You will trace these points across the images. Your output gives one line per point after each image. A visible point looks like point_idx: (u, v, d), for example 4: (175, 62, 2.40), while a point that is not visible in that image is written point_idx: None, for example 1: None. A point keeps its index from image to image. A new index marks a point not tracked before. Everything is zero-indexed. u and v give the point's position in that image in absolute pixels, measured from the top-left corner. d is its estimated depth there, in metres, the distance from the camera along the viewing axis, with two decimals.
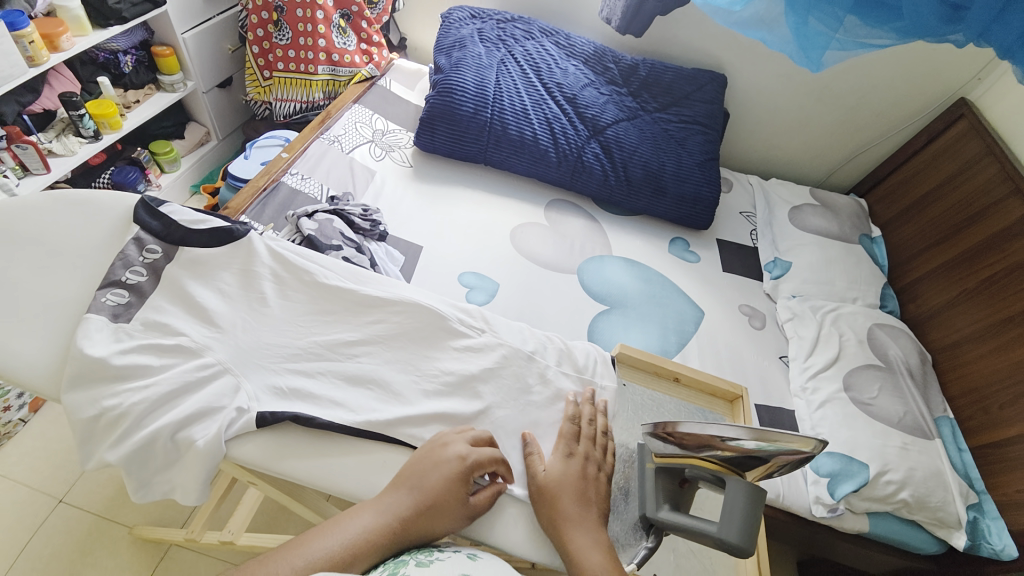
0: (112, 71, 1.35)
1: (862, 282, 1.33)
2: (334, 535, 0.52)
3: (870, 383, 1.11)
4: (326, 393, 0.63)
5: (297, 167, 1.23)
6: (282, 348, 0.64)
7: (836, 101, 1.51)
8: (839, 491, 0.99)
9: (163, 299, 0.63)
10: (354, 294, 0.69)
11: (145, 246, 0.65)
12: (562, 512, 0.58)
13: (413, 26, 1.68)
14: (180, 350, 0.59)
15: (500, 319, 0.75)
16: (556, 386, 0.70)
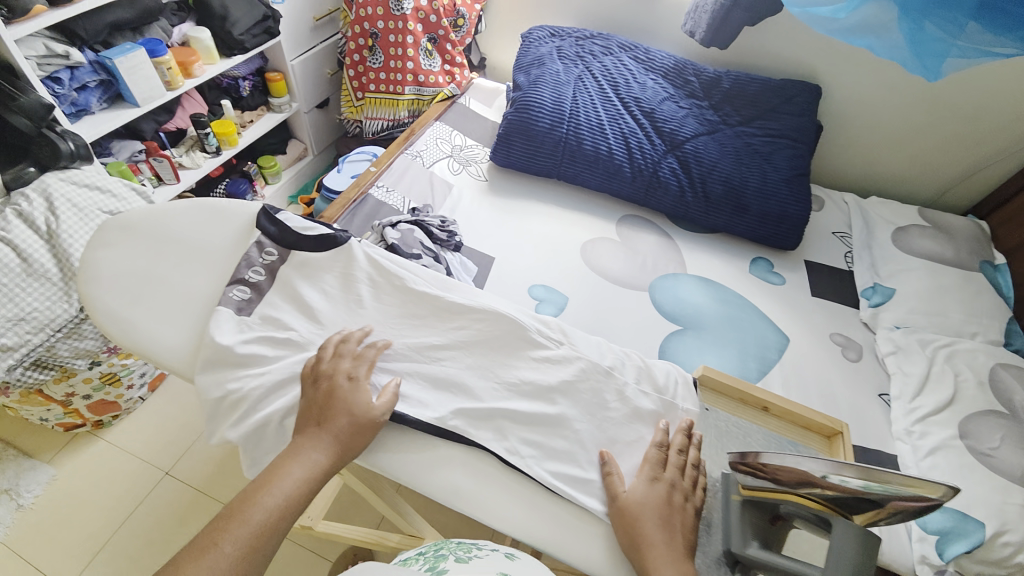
0: (233, 94, 1.52)
1: (983, 315, 1.17)
2: (281, 485, 0.54)
3: (991, 432, 0.97)
4: (415, 393, 0.65)
5: (383, 180, 1.32)
6: (373, 348, 0.67)
7: (950, 112, 1.35)
8: (948, 549, 0.86)
9: (279, 297, 0.69)
10: (437, 298, 0.71)
11: (265, 249, 0.71)
12: (647, 539, 0.56)
13: (493, 47, 1.75)
14: (289, 343, 0.66)
15: (579, 333, 0.74)
16: (635, 405, 0.67)
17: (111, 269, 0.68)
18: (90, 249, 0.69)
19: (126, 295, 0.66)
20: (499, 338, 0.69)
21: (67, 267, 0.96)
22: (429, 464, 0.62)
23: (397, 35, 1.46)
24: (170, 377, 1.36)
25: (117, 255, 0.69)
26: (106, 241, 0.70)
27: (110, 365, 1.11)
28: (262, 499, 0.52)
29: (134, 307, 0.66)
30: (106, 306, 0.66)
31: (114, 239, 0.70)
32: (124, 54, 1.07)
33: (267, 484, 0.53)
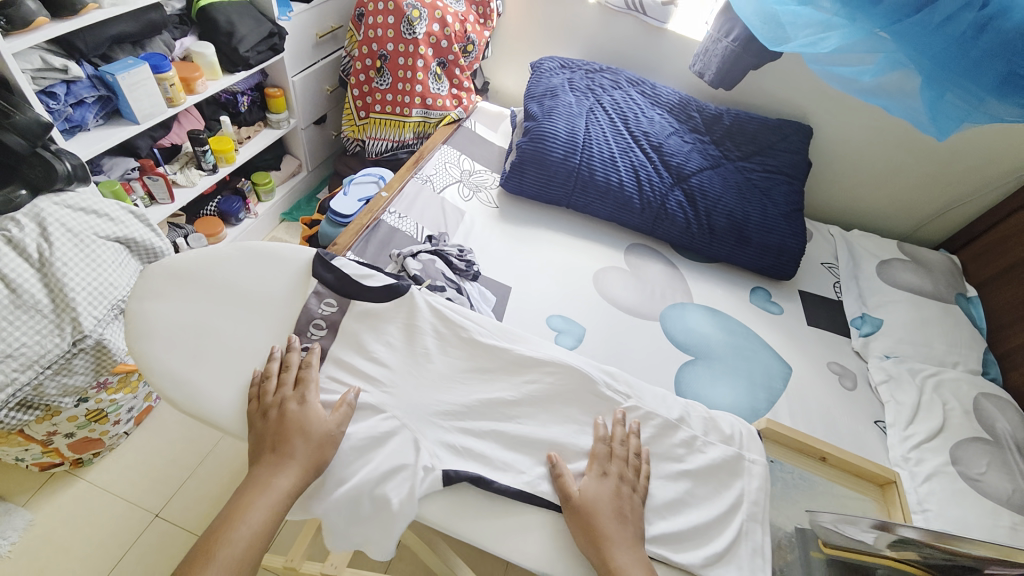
0: (231, 109, 1.45)
1: (962, 346, 1.26)
2: (247, 520, 0.55)
3: (979, 458, 1.04)
4: (496, 455, 0.64)
5: (395, 206, 1.29)
6: (441, 406, 0.66)
7: (925, 156, 1.46)
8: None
9: (344, 352, 0.70)
10: (505, 353, 0.70)
11: (324, 299, 0.72)
12: (602, 535, 0.57)
13: (498, 71, 1.76)
14: (363, 408, 0.65)
15: (640, 382, 0.74)
16: (709, 457, 0.67)
17: (166, 323, 0.67)
18: (141, 300, 0.68)
19: (184, 353, 0.66)
20: (554, 388, 0.69)
21: (60, 298, 0.88)
22: (508, 527, 0.61)
23: (407, 57, 1.45)
24: (158, 410, 1.26)
25: (170, 307, 0.68)
26: (156, 291, 0.69)
27: (98, 401, 1.03)
28: (228, 540, 0.53)
29: (194, 366, 0.66)
30: (165, 365, 0.66)
31: (164, 289, 0.69)
32: (126, 70, 1.00)
33: (231, 522, 0.54)
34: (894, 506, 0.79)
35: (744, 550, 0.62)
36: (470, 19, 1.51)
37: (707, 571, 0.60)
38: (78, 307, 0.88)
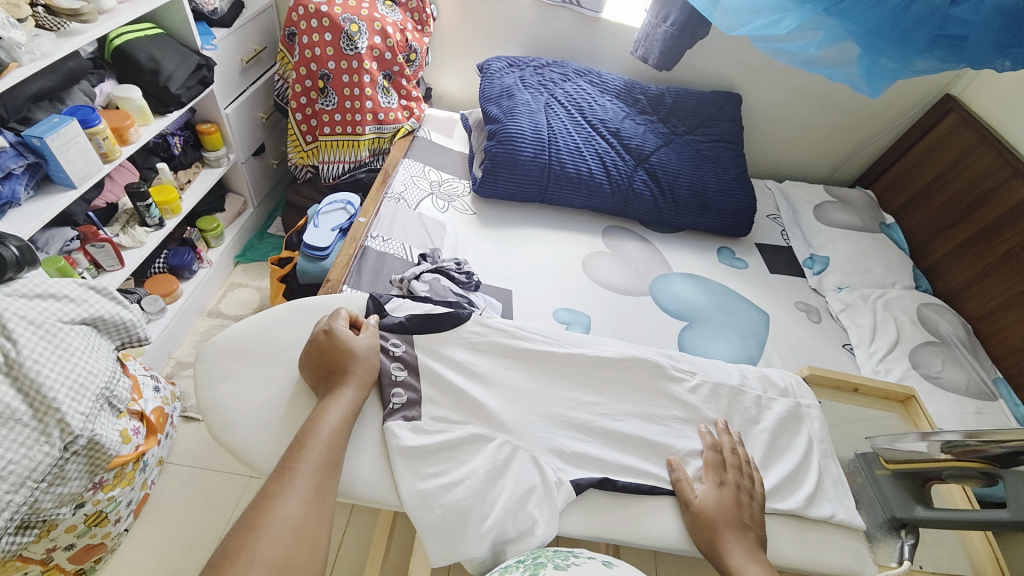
0: (162, 154, 1.33)
1: (896, 268, 1.47)
2: (328, 420, 0.62)
3: (933, 359, 1.25)
4: (609, 455, 0.69)
5: (375, 230, 1.25)
6: (547, 420, 0.71)
7: (836, 107, 1.66)
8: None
9: (433, 392, 0.71)
10: (579, 357, 0.77)
11: (390, 343, 0.74)
12: (723, 538, 0.61)
13: (438, 77, 1.73)
14: (475, 439, 0.67)
15: (701, 360, 0.82)
16: (774, 410, 0.77)
17: (237, 402, 0.70)
18: (212, 387, 0.71)
19: (253, 428, 0.68)
20: (630, 372, 0.77)
21: (38, 401, 0.77)
22: (635, 514, 0.66)
23: (351, 74, 1.40)
24: (155, 496, 1.15)
25: (240, 385, 0.71)
26: (222, 374, 0.72)
27: (94, 504, 0.94)
28: (316, 433, 0.61)
29: (267, 441, 0.67)
30: (255, 446, 0.67)
31: (230, 369, 0.72)
32: (55, 130, 0.91)
33: (315, 422, 0.61)
34: (920, 416, 0.86)
35: (829, 482, 0.72)
36: (409, 27, 1.48)
37: (809, 509, 0.68)
38: (62, 406, 0.78)
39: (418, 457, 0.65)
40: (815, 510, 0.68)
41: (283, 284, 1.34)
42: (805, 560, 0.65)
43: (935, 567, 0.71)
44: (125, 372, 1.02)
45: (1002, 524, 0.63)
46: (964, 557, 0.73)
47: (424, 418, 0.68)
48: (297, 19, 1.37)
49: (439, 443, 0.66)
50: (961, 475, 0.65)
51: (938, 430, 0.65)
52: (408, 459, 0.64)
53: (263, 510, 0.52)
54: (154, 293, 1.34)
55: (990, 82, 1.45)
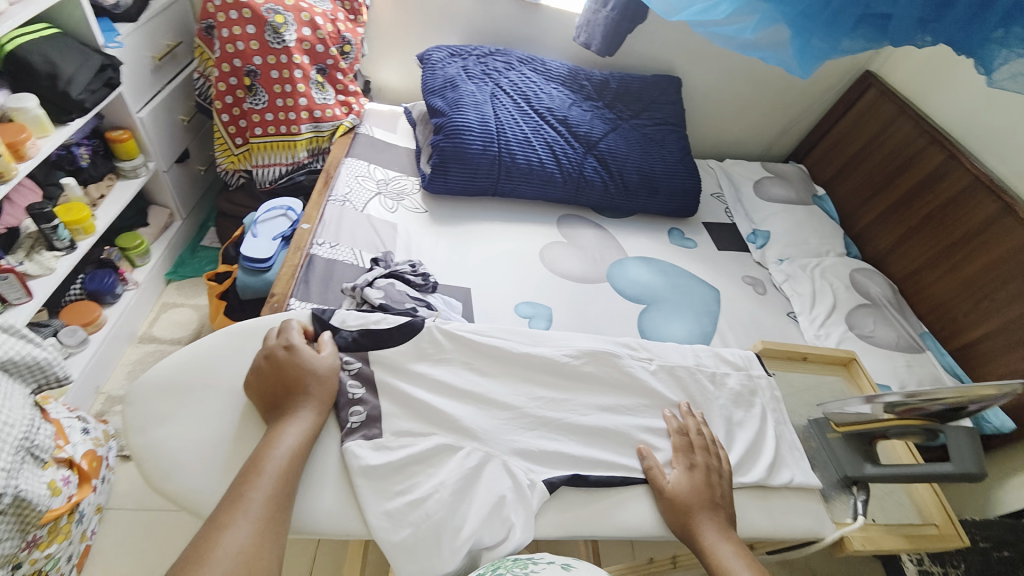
0: (67, 167, 1.19)
1: (829, 237, 1.57)
2: (284, 441, 0.59)
3: (866, 320, 1.34)
4: (580, 452, 0.69)
5: (321, 236, 1.18)
6: (517, 422, 0.70)
7: (769, 86, 1.73)
8: (984, 425, 1.14)
9: (395, 407, 0.68)
10: (543, 357, 0.74)
11: (344, 361, 0.69)
12: (696, 517, 0.63)
13: (376, 68, 1.64)
14: (443, 450, 0.65)
15: (660, 345, 0.83)
16: (732, 387, 0.80)
17: (178, 444, 0.64)
18: (146, 432, 0.65)
19: (197, 470, 0.63)
20: (598, 366, 0.76)
21: None
22: (608, 505, 0.67)
23: (280, 69, 1.30)
24: (99, 545, 1.06)
25: (183, 425, 0.65)
26: (157, 417, 0.66)
27: (31, 563, 0.85)
28: (271, 456, 0.57)
29: (214, 482, 0.62)
30: (204, 487, 0.62)
31: (164, 410, 0.66)
32: None
33: (270, 444, 0.58)
34: (861, 377, 0.92)
35: (786, 449, 0.76)
36: (340, 16, 1.39)
37: (770, 478, 0.71)
38: None
39: (383, 476, 0.62)
40: (775, 478, 0.72)
41: (223, 300, 1.24)
42: (768, 525, 0.69)
43: (887, 519, 0.76)
44: (46, 416, 0.92)
45: (944, 476, 0.66)
46: (911, 506, 0.78)
47: (386, 434, 0.65)
48: (213, 11, 1.25)
49: (404, 459, 0.63)
50: (905, 432, 0.71)
51: (880, 393, 0.71)
52: (372, 480, 0.61)
53: (209, 543, 0.49)
54: (73, 323, 1.21)
55: (903, 59, 1.56)
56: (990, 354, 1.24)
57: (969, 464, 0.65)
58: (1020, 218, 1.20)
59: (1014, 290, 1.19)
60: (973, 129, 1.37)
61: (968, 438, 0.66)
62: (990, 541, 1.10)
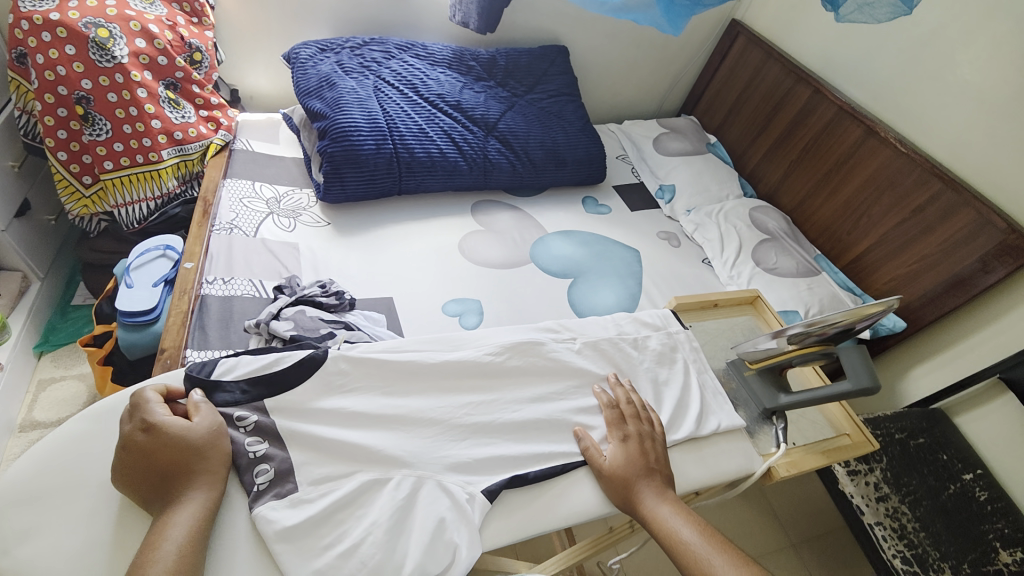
0: None
1: (727, 181, 1.67)
2: (171, 535, 0.52)
3: (770, 254, 1.44)
4: (518, 450, 0.68)
5: (211, 272, 1.06)
6: (449, 436, 0.67)
7: (651, 44, 1.78)
8: (880, 328, 1.30)
9: (311, 454, 0.62)
10: (465, 361, 0.72)
11: (237, 418, 0.62)
12: (635, 487, 0.65)
13: (241, 74, 1.47)
14: (370, 487, 0.61)
15: (581, 323, 0.84)
16: (653, 348, 0.83)
17: (62, 555, 0.55)
18: (8, 554, 0.55)
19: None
20: (524, 357, 0.75)
21: None
22: (554, 497, 0.67)
23: (119, 91, 1.12)
24: None
25: (67, 531, 0.56)
26: (26, 532, 0.56)
27: None
28: (157, 557, 0.50)
29: None
30: None
31: (38, 519, 0.57)
32: None
33: (154, 544, 0.51)
34: (766, 313, 0.98)
35: (710, 397, 0.80)
36: (180, 21, 1.21)
37: (701, 429, 0.75)
38: None
39: (306, 533, 0.57)
40: (705, 427, 0.75)
41: (109, 365, 1.09)
42: (703, 473, 0.73)
43: (806, 440, 0.82)
44: None
45: (845, 395, 0.72)
46: (824, 422, 0.85)
47: (303, 486, 0.60)
48: (21, 36, 1.06)
49: (327, 508, 0.58)
50: (807, 359, 0.77)
51: (786, 327, 0.75)
52: (293, 543, 0.56)
53: None
54: None
55: (762, 5, 1.67)
56: (873, 265, 1.37)
57: (863, 379, 0.70)
58: (881, 138, 1.33)
59: (886, 204, 1.33)
60: (830, 62, 1.49)
61: (858, 354, 0.71)
62: (907, 431, 1.20)
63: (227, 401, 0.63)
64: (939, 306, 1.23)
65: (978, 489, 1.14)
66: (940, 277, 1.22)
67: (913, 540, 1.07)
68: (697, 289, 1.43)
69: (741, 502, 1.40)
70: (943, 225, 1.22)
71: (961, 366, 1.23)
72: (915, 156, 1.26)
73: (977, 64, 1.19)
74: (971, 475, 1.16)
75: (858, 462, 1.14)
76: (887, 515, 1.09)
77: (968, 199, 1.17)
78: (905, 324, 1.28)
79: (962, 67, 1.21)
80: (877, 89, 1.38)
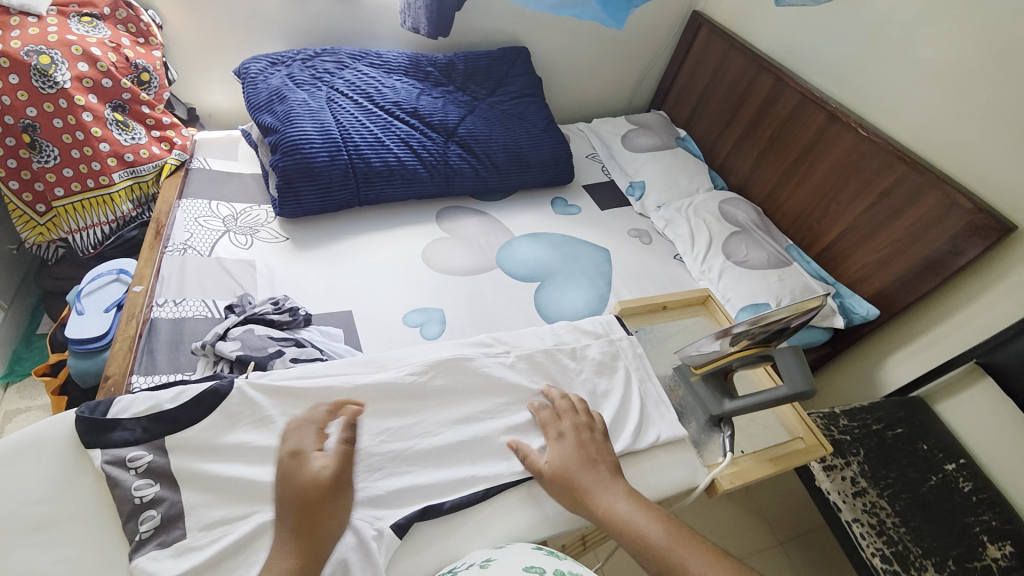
0: None
1: (696, 174, 1.64)
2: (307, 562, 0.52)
3: (740, 247, 1.41)
4: (435, 480, 0.67)
5: (162, 294, 1.04)
6: (368, 462, 0.66)
7: (614, 40, 1.76)
8: (854, 317, 1.29)
9: (201, 498, 0.60)
10: (380, 384, 0.71)
11: (128, 459, 0.60)
12: (583, 487, 0.63)
13: (197, 92, 1.45)
14: (269, 527, 0.59)
15: (516, 334, 0.84)
16: (590, 357, 0.83)
17: None
18: None
19: None
20: (444, 376, 0.75)
21: None
22: (476, 529, 0.65)
23: (63, 116, 1.10)
24: None
25: None
26: None
27: None
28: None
29: None
30: None
31: None
32: None
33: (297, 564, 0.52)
34: (719, 314, 0.96)
35: (651, 406, 0.79)
36: (125, 42, 1.20)
37: (637, 442, 0.74)
38: None
39: None
40: (641, 441, 0.74)
41: (64, 395, 1.06)
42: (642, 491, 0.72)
43: (755, 446, 0.80)
44: None
45: (782, 399, 0.71)
46: (778, 426, 0.84)
47: (192, 532, 0.58)
48: None
49: (215, 555, 0.56)
50: (747, 362, 0.76)
51: (731, 326, 0.74)
52: None
53: None
54: None
55: None
56: (845, 251, 1.35)
57: (799, 384, 0.69)
58: (844, 122, 1.31)
59: (854, 188, 1.31)
60: (792, 48, 1.47)
61: (793, 355, 0.70)
62: (884, 422, 1.19)
63: (120, 441, 0.61)
64: (914, 288, 1.19)
65: (962, 479, 1.12)
66: (912, 261, 1.20)
67: (892, 535, 1.03)
68: (669, 286, 1.40)
69: (726, 500, 1.37)
70: (911, 208, 1.19)
71: (937, 352, 1.21)
72: (878, 139, 1.24)
73: (935, 43, 1.16)
74: (954, 464, 1.14)
75: (834, 456, 1.12)
76: (864, 511, 1.06)
77: (933, 180, 1.14)
78: (878, 311, 1.27)
79: (922, 46, 1.19)
80: (839, 74, 1.36)
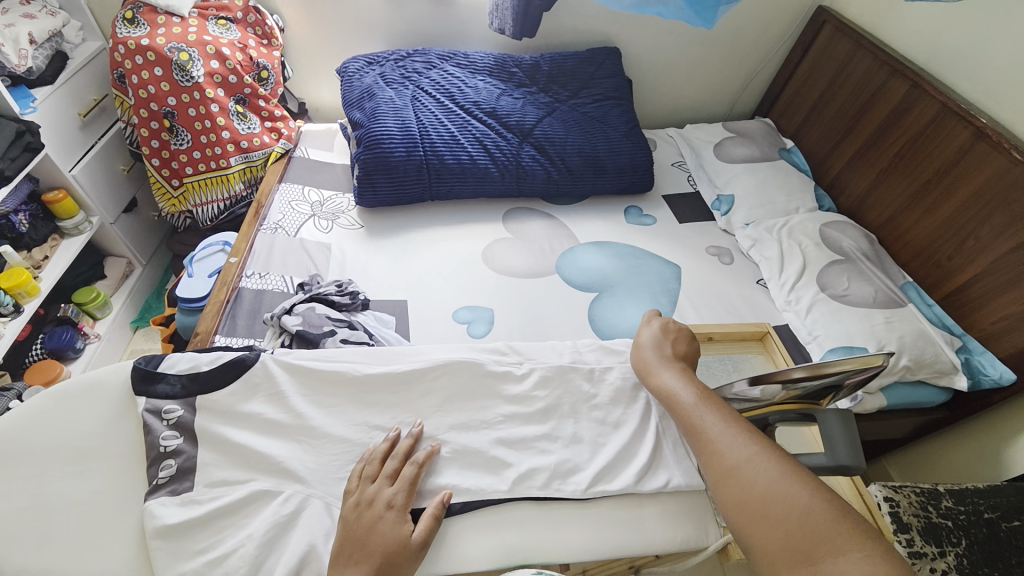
0: (69, 351, 1.32)
1: (797, 192, 1.45)
2: None
3: (839, 278, 1.21)
4: (427, 481, 0.68)
5: (250, 267, 1.17)
6: (346, 456, 0.70)
7: (717, 41, 1.62)
8: (983, 380, 1.07)
9: (209, 456, 0.68)
10: (390, 374, 0.76)
11: (163, 410, 0.69)
12: (649, 365, 0.77)
13: (308, 88, 1.62)
14: (260, 496, 0.65)
15: (533, 346, 0.84)
16: (610, 382, 0.80)
17: None
18: None
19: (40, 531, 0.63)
20: (457, 374, 0.77)
21: None
22: (446, 539, 0.66)
23: (196, 106, 1.30)
24: None
25: None
26: None
27: None
28: None
29: (39, 552, 0.60)
30: None
31: None
32: None
33: None
34: (776, 352, 0.96)
35: (667, 447, 0.75)
36: (251, 44, 1.37)
37: (638, 474, 0.72)
38: None
39: (186, 534, 0.62)
40: (644, 476, 0.72)
41: (170, 343, 1.26)
42: (637, 539, 0.69)
43: None
44: None
45: (822, 470, 0.67)
46: None
47: (198, 486, 0.66)
48: (120, 59, 1.26)
49: (211, 512, 0.63)
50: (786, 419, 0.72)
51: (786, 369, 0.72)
52: (170, 540, 0.61)
53: None
54: (35, 383, 1.24)
55: None
56: (981, 298, 1.10)
57: (842, 456, 0.66)
58: (994, 141, 1.07)
59: (998, 222, 1.06)
60: (936, 51, 1.23)
61: (841, 426, 0.67)
62: (1002, 511, 0.96)
63: (161, 394, 0.70)
64: None
65: None
66: None
67: None
68: (746, 314, 1.25)
69: None
70: None
71: None
72: None
73: None
74: None
75: (926, 543, 0.92)
76: None
77: None
78: (1017, 376, 1.03)
79: None
80: (999, 83, 1.11)
